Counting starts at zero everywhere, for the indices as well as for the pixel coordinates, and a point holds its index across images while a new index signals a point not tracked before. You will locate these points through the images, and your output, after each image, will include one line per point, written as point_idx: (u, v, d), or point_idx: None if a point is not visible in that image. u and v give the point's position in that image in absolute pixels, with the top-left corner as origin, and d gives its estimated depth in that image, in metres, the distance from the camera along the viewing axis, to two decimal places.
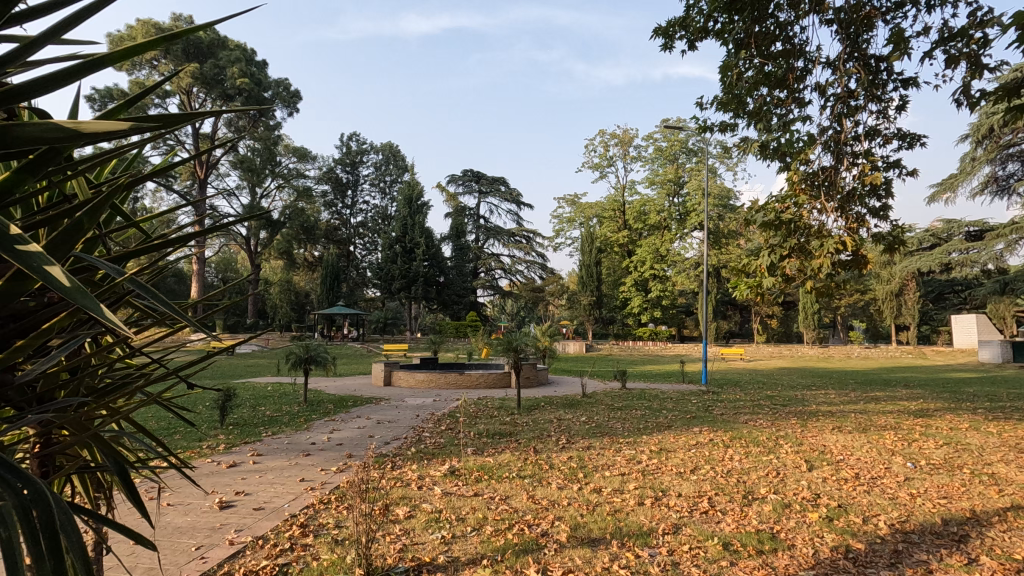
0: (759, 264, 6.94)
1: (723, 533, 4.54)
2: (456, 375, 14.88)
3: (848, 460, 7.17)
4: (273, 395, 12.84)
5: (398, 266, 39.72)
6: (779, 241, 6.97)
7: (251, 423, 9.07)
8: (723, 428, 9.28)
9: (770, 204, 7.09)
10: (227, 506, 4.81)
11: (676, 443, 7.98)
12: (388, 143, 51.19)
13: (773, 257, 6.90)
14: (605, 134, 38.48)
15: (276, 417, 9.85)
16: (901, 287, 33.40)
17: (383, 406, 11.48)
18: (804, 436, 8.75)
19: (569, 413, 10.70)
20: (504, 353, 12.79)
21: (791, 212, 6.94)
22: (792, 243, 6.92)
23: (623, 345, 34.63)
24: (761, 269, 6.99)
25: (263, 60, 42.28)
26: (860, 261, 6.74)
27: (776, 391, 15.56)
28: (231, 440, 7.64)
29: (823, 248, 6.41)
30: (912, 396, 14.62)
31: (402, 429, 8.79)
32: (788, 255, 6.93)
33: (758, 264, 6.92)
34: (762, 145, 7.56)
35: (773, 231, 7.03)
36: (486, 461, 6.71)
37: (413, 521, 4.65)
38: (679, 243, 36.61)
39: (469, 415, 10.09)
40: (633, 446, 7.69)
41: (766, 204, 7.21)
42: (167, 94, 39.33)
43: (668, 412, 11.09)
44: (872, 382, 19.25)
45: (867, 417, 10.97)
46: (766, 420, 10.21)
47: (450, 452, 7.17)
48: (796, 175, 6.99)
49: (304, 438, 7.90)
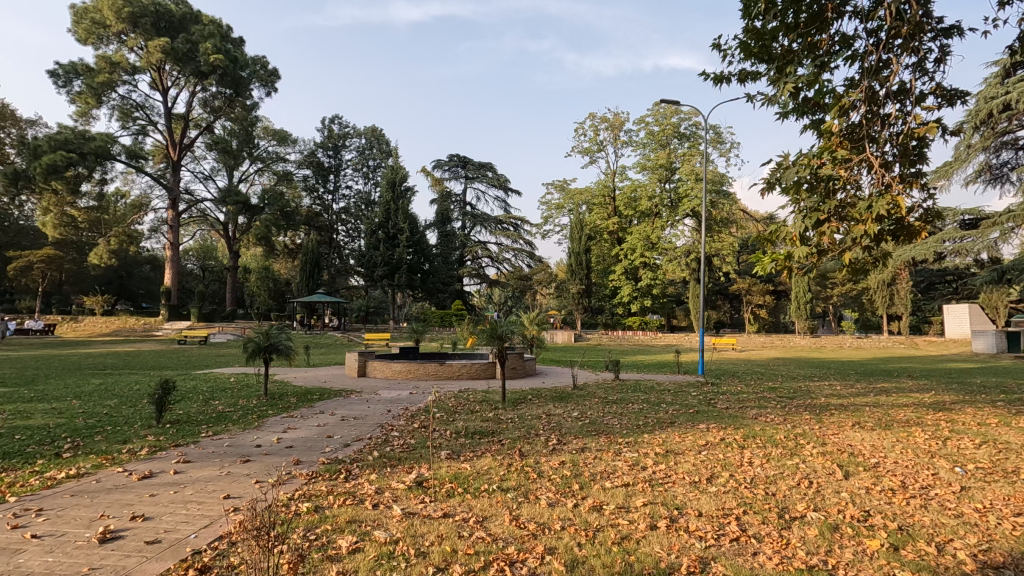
0: (790, 232, 5.72)
1: (765, 572, 3.46)
2: (436, 365, 13.75)
3: (884, 464, 6.15)
4: (233, 387, 11.64)
5: (380, 253, 38.34)
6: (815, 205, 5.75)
7: (192, 421, 7.85)
8: (732, 424, 8.25)
9: (802, 159, 5.85)
10: (111, 540, 3.63)
11: (683, 443, 6.91)
12: (370, 126, 49.51)
13: (808, 223, 5.66)
14: (594, 117, 37.34)
15: (226, 413, 8.65)
16: (893, 277, 32.73)
17: (353, 399, 10.30)
18: (826, 434, 7.75)
19: (559, 407, 9.65)
20: (488, 342, 11.66)
21: (830, 168, 5.75)
22: (830, 205, 5.69)
23: (613, 336, 33.48)
24: (792, 238, 5.81)
25: (239, 37, 40.54)
26: (908, 230, 5.61)
27: (778, 383, 14.66)
28: (160, 442, 6.44)
29: (873, 211, 5.14)
30: (921, 388, 13.78)
31: (368, 427, 7.62)
32: (826, 222, 5.69)
33: (789, 230, 5.69)
34: (791, 92, 6.29)
35: (806, 193, 5.82)
36: (462, 469, 5.59)
37: (358, 559, 3.52)
38: (670, 231, 35.33)
39: (446, 411, 8.95)
40: (634, 447, 6.62)
41: (797, 161, 6.02)
42: (137, 71, 37.75)
43: (668, 406, 10.09)
44: (872, 372, 18.50)
45: (884, 411, 10.00)
46: (776, 415, 9.19)
47: (419, 457, 6.02)
48: (835, 122, 5.75)
49: (249, 440, 6.69)
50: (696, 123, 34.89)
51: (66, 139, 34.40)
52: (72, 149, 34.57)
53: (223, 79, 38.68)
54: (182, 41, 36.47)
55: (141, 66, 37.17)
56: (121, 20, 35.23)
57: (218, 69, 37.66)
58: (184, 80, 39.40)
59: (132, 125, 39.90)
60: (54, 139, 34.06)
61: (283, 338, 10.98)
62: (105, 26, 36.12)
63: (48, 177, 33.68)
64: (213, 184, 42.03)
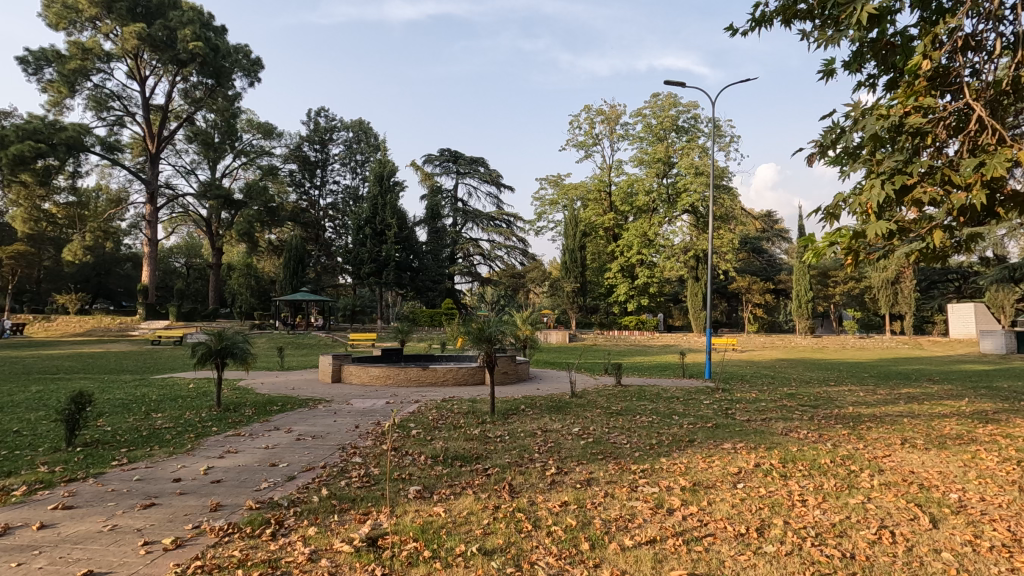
0: (866, 200, 4.35)
1: None
2: (419, 369, 12.39)
3: (971, 501, 4.86)
4: (186, 397, 10.25)
5: (366, 249, 36.83)
6: (896, 166, 4.39)
7: (114, 442, 6.51)
8: (761, 444, 6.95)
9: (877, 108, 4.48)
10: None
11: (710, 471, 5.64)
12: (357, 119, 47.85)
13: (892, 189, 4.28)
14: (591, 110, 35.92)
15: (160, 431, 7.26)
16: (897, 275, 31.65)
17: (319, 411, 8.88)
18: (877, 456, 6.45)
19: (556, 420, 8.33)
20: (475, 345, 10.34)
21: (918, 117, 4.36)
22: (923, 164, 4.29)
23: (609, 336, 32.22)
24: (867, 211, 4.45)
25: (221, 26, 38.87)
26: (1017, 202, 4.29)
27: (795, 388, 13.40)
28: (54, 475, 5.08)
29: (985, 170, 3.83)
30: (952, 395, 12.57)
31: (325, 450, 6.27)
32: (914, 187, 4.33)
33: (865, 199, 4.33)
34: (855, 30, 4.96)
35: (887, 150, 4.46)
36: (435, 516, 4.23)
37: None
38: (668, 227, 34.16)
39: (425, 427, 7.61)
40: (652, 480, 5.29)
41: (869, 110, 4.67)
42: (111, 58, 36.04)
43: (681, 418, 8.80)
44: (888, 375, 17.28)
45: (927, 424, 8.76)
46: (807, 431, 7.93)
47: (380, 497, 4.66)
48: (922, 63, 4.44)
49: (168, 472, 5.28)
50: (695, 115, 33.72)
51: (35, 128, 32.58)
52: (41, 139, 32.70)
53: (204, 68, 37.01)
54: (160, 27, 34.90)
55: (117, 53, 35.58)
56: (94, 4, 33.67)
57: (199, 56, 35.89)
58: (163, 69, 37.70)
59: (107, 116, 38.20)
60: (22, 128, 32.22)
61: (239, 341, 9.56)
62: (77, 12, 34.42)
63: (15, 168, 31.92)
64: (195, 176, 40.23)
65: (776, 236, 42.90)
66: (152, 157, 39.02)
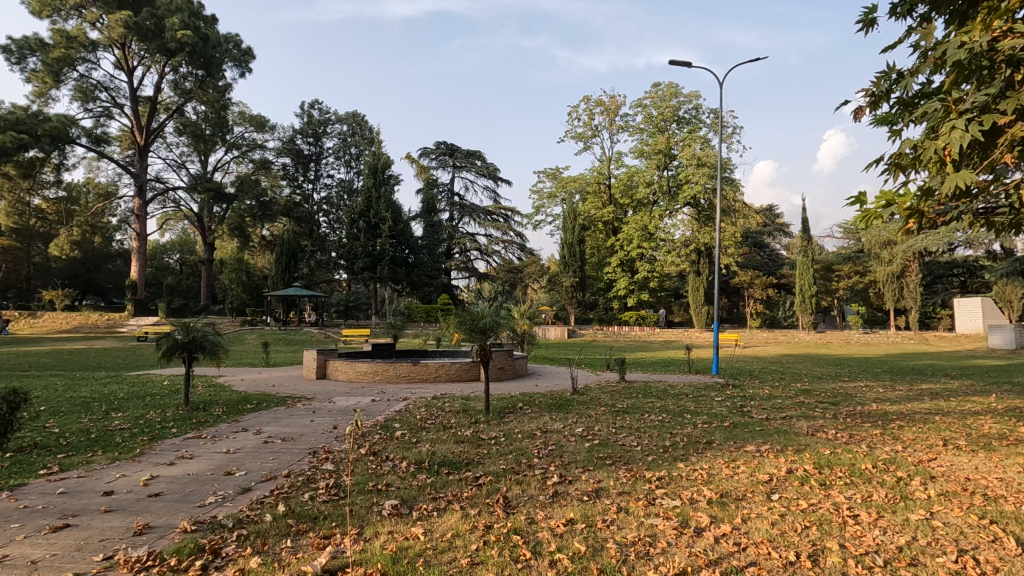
0: (945, 147, 3.90)
1: None
2: (409, 365, 11.60)
3: None
4: (152, 395, 9.41)
5: (360, 244, 35.99)
6: (978, 106, 3.93)
7: (53, 448, 5.68)
8: (789, 446, 6.15)
9: (955, 43, 4.04)
10: None
11: (738, 480, 4.83)
12: (352, 112, 47.01)
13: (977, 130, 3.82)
14: (590, 101, 35.09)
15: (110, 434, 6.43)
16: (903, 269, 30.88)
17: (297, 410, 8.10)
18: (922, 461, 5.66)
19: (557, 420, 7.54)
20: (469, 338, 9.58)
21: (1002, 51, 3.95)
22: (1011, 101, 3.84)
23: (608, 331, 31.46)
24: (945, 159, 4.00)
25: (210, 15, 37.89)
26: None
27: (808, 384, 12.64)
28: None
29: None
30: (976, 391, 11.75)
31: (297, 454, 5.48)
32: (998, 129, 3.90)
33: (946, 144, 3.89)
34: None
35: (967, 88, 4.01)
36: (411, 541, 3.43)
37: None
38: (669, 221, 33.38)
39: (411, 428, 6.85)
40: (671, 490, 4.50)
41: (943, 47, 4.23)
42: (96, 47, 35.09)
43: (694, 417, 8.01)
44: (901, 370, 16.55)
45: (965, 422, 7.98)
46: (836, 430, 7.13)
47: (350, 514, 3.86)
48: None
49: (102, 483, 4.48)
50: (697, 106, 32.89)
51: (17, 119, 31.36)
52: (24, 130, 31.38)
53: (194, 59, 36.11)
54: (147, 15, 33.82)
55: (103, 42, 34.60)
56: None
57: (187, 46, 34.87)
58: (151, 59, 36.76)
59: (93, 107, 37.18)
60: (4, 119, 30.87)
61: (209, 334, 8.76)
62: None
63: None
64: (187, 169, 39.28)
65: (778, 230, 42.10)
66: (140, 150, 38.03)
